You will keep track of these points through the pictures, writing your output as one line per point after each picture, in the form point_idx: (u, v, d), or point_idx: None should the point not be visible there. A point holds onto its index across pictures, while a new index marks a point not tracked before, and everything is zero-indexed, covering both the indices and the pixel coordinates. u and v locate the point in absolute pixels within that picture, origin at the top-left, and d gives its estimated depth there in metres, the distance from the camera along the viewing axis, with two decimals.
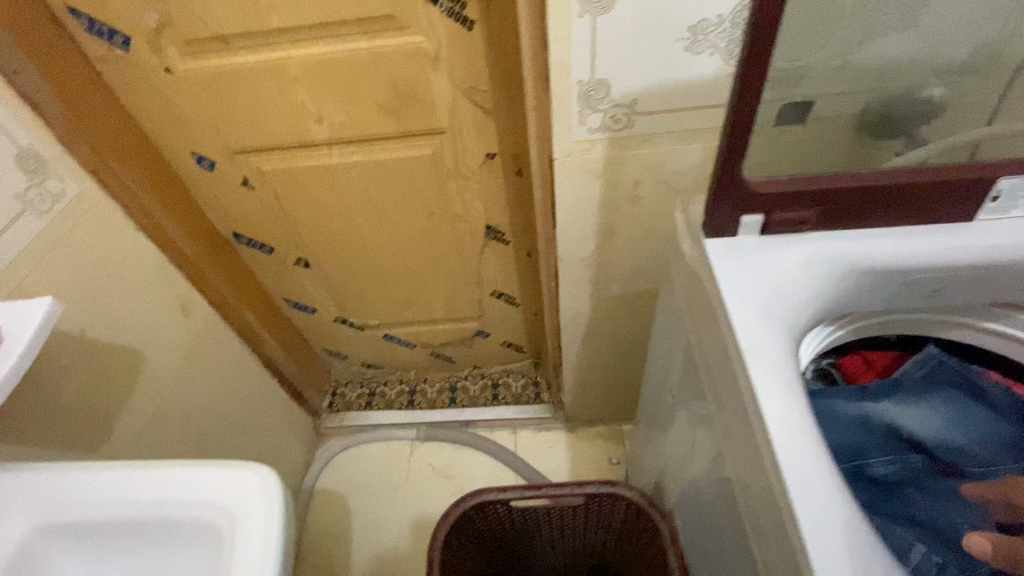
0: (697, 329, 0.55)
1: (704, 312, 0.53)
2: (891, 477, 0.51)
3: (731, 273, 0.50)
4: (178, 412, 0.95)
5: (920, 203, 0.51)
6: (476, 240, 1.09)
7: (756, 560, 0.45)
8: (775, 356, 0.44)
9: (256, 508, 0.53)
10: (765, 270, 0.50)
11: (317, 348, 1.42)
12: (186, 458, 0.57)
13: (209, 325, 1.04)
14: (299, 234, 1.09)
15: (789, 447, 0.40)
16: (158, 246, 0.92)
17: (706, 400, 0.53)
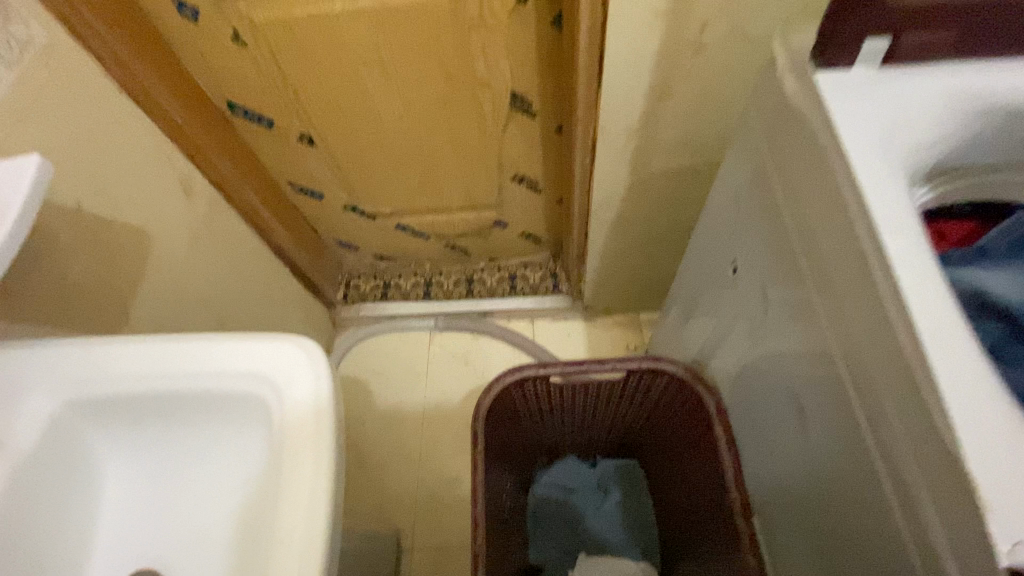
0: (790, 183, 0.49)
1: (804, 161, 0.47)
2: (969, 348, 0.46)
3: (851, 111, 0.44)
4: (195, 297, 0.91)
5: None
6: (500, 111, 0.98)
7: (857, 422, 0.43)
8: (900, 199, 0.39)
9: (303, 380, 0.50)
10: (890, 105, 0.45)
11: (327, 239, 1.35)
12: (221, 333, 0.54)
13: (213, 206, 0.96)
14: (301, 105, 0.97)
15: (921, 295, 0.36)
16: (145, 112, 0.81)
17: (799, 262, 0.49)
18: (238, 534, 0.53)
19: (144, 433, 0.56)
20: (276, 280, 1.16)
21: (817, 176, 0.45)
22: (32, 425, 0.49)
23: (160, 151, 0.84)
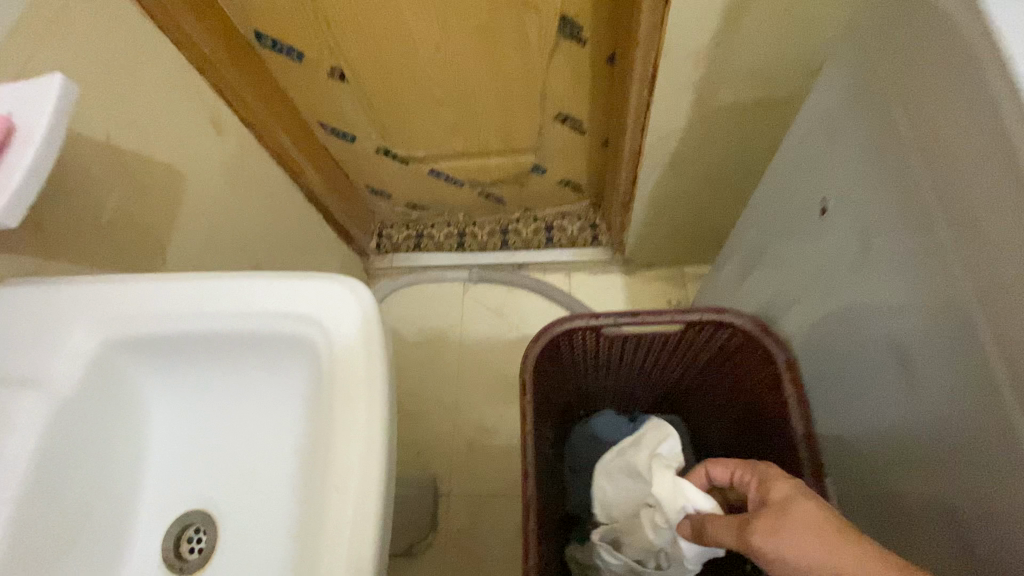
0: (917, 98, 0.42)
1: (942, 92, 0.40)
2: None
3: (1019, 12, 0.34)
4: (231, 238, 0.89)
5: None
6: (547, 41, 0.90)
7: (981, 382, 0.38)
8: None
9: (354, 321, 0.46)
10: None
11: (358, 186, 1.31)
12: (264, 267, 0.49)
13: (245, 147, 0.93)
14: (335, 38, 0.90)
15: None
16: (170, 41, 0.76)
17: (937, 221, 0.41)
18: (292, 474, 0.51)
19: (213, 389, 0.55)
20: (309, 226, 1.13)
21: (964, 92, 0.38)
22: (73, 361, 0.47)
23: (186, 82, 0.79)
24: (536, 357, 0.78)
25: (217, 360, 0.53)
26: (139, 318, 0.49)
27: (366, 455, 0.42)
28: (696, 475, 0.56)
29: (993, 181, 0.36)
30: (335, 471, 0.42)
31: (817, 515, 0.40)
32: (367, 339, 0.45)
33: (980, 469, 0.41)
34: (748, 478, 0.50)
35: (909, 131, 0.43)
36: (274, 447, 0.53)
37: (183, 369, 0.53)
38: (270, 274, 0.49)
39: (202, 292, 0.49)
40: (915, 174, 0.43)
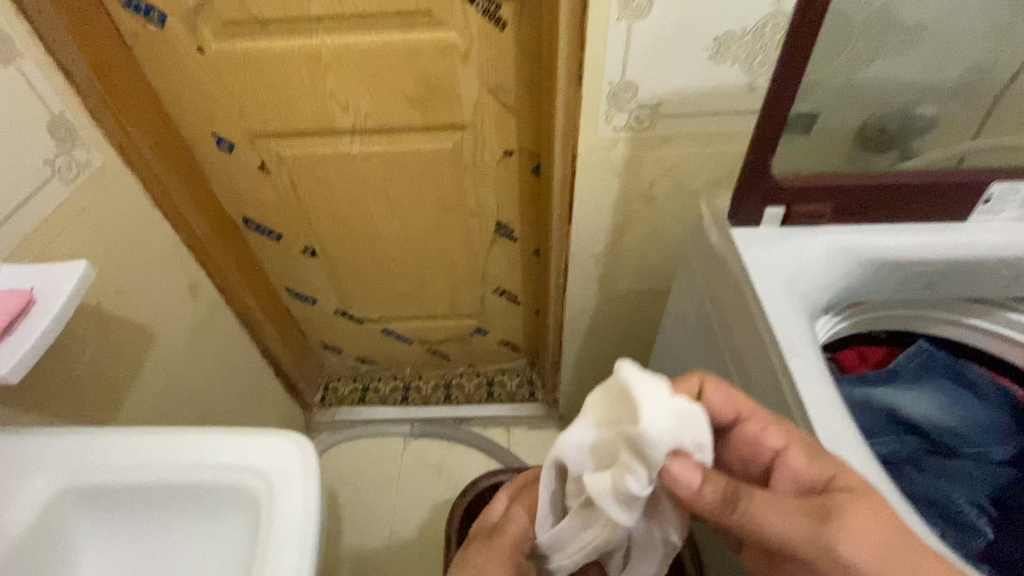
0: (718, 305, 0.60)
1: (731, 301, 0.57)
2: (891, 455, 0.61)
3: (758, 260, 0.53)
4: (181, 390, 0.96)
5: (945, 204, 0.56)
6: (486, 234, 1.12)
7: None
8: (803, 345, 0.48)
9: (293, 472, 0.53)
10: (794, 256, 0.54)
11: (313, 342, 1.41)
12: (219, 423, 0.57)
13: (214, 309, 1.05)
14: (311, 224, 1.09)
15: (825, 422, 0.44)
16: (171, 225, 0.92)
17: None
18: None
19: (149, 537, 0.59)
20: (257, 378, 1.20)
21: (737, 309, 0.55)
22: (27, 508, 0.53)
23: (176, 255, 0.93)
24: (462, 512, 0.83)
25: (163, 506, 0.57)
26: (97, 469, 0.55)
27: None
28: (691, 385, 0.45)
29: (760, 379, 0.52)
30: None
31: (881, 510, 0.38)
32: (302, 490, 0.52)
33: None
34: (776, 445, 0.43)
35: (717, 332, 0.60)
36: None
37: (127, 514, 0.58)
38: (224, 428, 0.56)
39: (157, 445, 0.56)
40: (725, 364, 0.59)
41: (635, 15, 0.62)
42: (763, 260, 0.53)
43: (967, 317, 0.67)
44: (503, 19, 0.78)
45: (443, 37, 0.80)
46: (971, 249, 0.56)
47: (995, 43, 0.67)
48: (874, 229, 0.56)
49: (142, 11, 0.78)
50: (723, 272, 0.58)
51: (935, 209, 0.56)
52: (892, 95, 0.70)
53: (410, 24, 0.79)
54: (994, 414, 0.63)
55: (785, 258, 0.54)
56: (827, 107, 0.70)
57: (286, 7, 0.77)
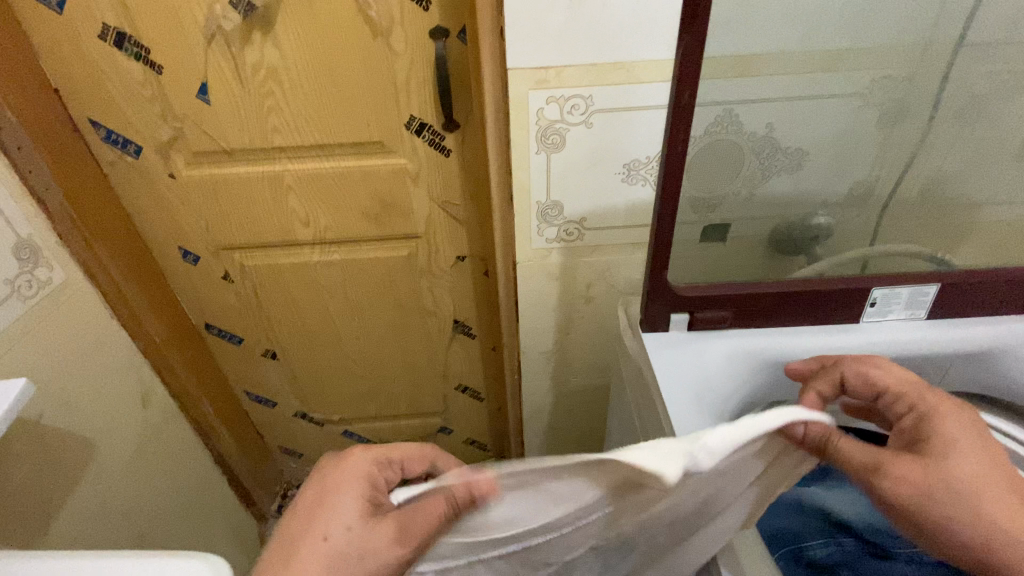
0: (642, 409, 0.63)
1: (648, 404, 0.60)
2: (830, 558, 0.59)
3: (665, 365, 0.58)
4: (121, 506, 0.91)
5: (835, 309, 0.61)
6: (444, 334, 1.15)
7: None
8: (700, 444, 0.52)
9: None
10: (699, 360, 0.58)
11: (271, 446, 1.38)
12: (130, 547, 0.55)
13: (166, 416, 1.03)
14: (271, 328, 1.12)
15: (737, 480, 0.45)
16: (129, 333, 0.94)
17: None
18: None
19: None
20: (205, 490, 1.15)
21: (650, 412, 0.59)
22: None
23: (131, 365, 0.94)
24: None
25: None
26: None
27: None
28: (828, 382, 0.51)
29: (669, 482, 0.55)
30: None
31: (986, 476, 0.40)
32: None
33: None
34: (911, 413, 0.45)
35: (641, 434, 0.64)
36: None
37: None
38: (165, 551, 0.54)
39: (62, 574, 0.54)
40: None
41: (551, 147, 0.72)
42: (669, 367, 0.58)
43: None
44: (448, 147, 0.87)
45: (395, 162, 0.89)
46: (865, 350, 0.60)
47: (873, 162, 0.77)
48: (774, 333, 0.61)
49: (120, 144, 0.87)
50: (638, 376, 0.63)
51: (829, 313, 0.61)
52: (792, 207, 0.79)
53: (365, 152, 0.88)
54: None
55: (690, 364, 0.58)
56: (735, 218, 0.78)
57: (252, 140, 0.86)
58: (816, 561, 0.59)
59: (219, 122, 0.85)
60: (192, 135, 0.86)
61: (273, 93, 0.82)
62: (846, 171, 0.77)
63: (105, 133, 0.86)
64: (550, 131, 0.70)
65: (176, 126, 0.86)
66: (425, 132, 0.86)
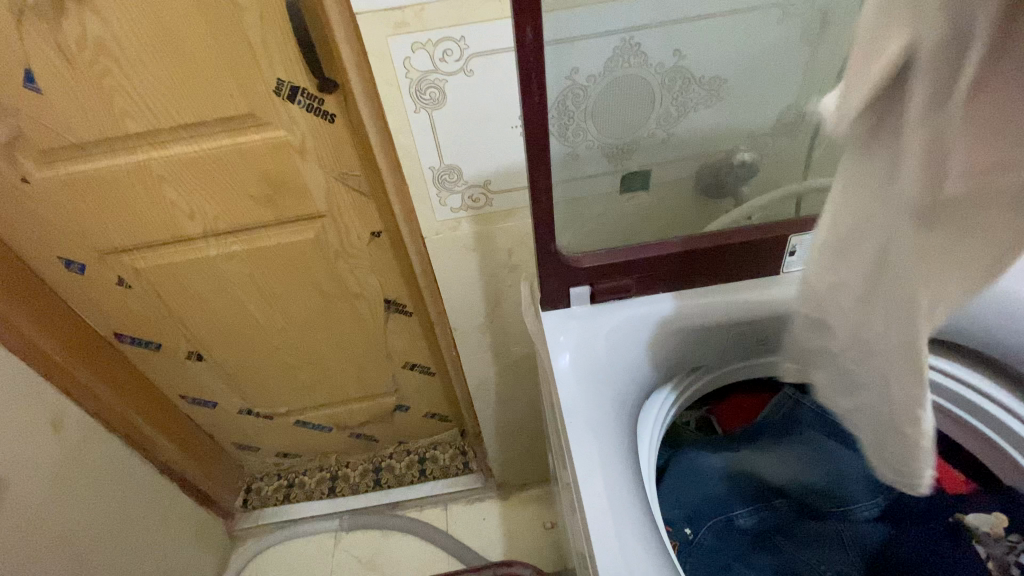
0: (549, 392, 0.58)
1: (550, 384, 0.56)
2: (756, 526, 0.59)
3: (563, 345, 0.54)
4: (57, 537, 0.85)
5: (750, 263, 0.55)
6: (377, 315, 1.08)
7: None
8: (599, 422, 0.50)
9: None
10: (600, 336, 0.54)
11: (225, 444, 1.34)
12: None
13: (89, 436, 0.95)
14: (188, 328, 1.04)
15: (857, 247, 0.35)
16: (21, 357, 0.85)
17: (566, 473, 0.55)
18: None
19: None
20: (158, 502, 1.10)
21: (553, 394, 0.55)
22: None
23: (31, 389, 0.86)
24: None
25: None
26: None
27: None
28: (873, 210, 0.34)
29: (566, 463, 0.52)
30: None
31: None
32: None
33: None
34: None
35: (551, 420, 0.60)
36: None
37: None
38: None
39: None
40: (558, 449, 0.59)
41: (431, 104, 0.62)
42: (570, 347, 0.53)
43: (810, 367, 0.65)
44: (331, 111, 0.76)
45: (275, 135, 0.78)
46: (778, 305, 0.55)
47: (800, 83, 0.68)
48: (682, 295, 0.56)
49: None
50: (541, 356, 0.59)
51: (748, 267, 0.55)
52: (713, 144, 0.71)
53: (238, 126, 0.77)
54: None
55: (586, 341, 0.54)
56: (654, 163, 0.70)
57: (104, 128, 0.75)
58: (743, 529, 0.59)
59: (59, 111, 0.73)
60: (32, 130, 0.74)
61: (109, 71, 0.70)
62: (771, 98, 0.69)
63: None
64: (424, 85, 0.60)
65: (10, 122, 0.73)
66: (300, 97, 0.74)
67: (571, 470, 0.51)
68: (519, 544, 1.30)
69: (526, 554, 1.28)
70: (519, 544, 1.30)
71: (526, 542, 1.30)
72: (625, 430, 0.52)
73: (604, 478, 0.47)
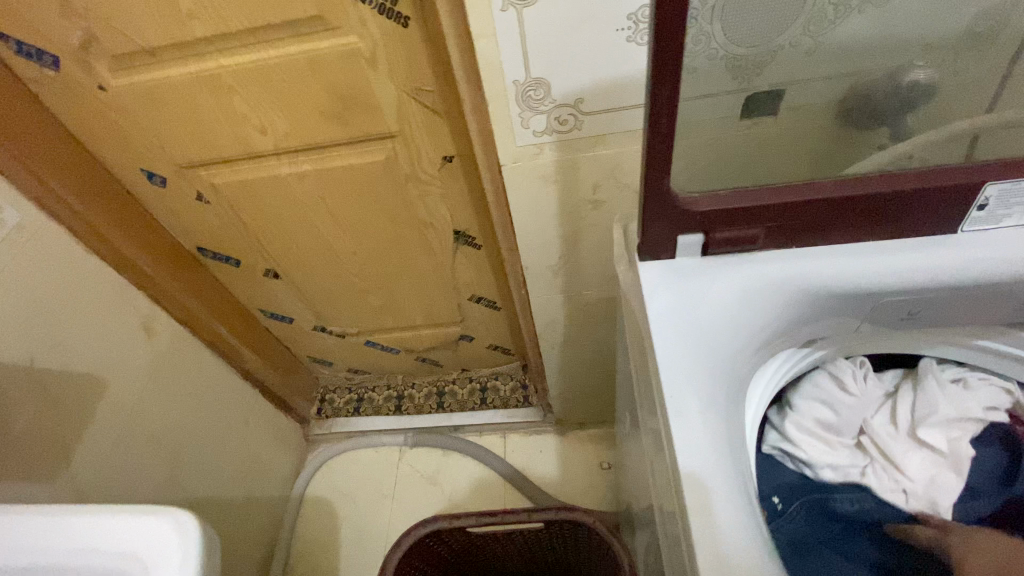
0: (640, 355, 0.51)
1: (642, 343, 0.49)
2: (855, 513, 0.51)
3: (666, 303, 0.45)
4: (149, 432, 0.94)
5: (918, 217, 0.44)
6: (446, 245, 1.04)
7: None
8: (708, 399, 0.42)
9: (171, 560, 0.51)
10: (712, 297, 0.45)
11: (301, 356, 1.41)
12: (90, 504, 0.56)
13: (178, 343, 1.02)
14: (263, 246, 1.05)
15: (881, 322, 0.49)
16: (113, 267, 0.89)
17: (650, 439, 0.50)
18: None
19: None
20: (242, 405, 1.20)
21: (651, 357, 0.48)
22: None
23: (124, 297, 0.91)
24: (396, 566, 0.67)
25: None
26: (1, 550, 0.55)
27: None
28: (862, 409, 0.54)
29: (663, 438, 0.45)
30: None
31: None
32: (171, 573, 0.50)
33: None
34: None
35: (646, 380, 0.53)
36: None
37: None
38: (131, 505, 0.55)
39: (35, 537, 0.55)
40: (649, 414, 0.52)
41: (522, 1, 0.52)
42: (672, 308, 0.45)
43: (916, 374, 0.55)
44: (404, 14, 0.67)
45: (344, 42, 0.71)
46: (952, 271, 0.44)
47: None
48: (822, 252, 0.46)
49: (32, 55, 0.74)
50: (641, 309, 0.50)
51: (916, 220, 0.45)
52: (873, 57, 0.56)
53: (306, 32, 0.70)
54: (987, 454, 0.53)
55: (694, 300, 0.45)
56: (790, 83, 0.57)
57: (171, 32, 0.70)
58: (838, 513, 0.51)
59: (128, 13, 0.69)
60: (103, 34, 0.71)
61: None
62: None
63: (14, 44, 0.73)
64: None
65: (83, 25, 0.71)
66: None
67: (663, 448, 0.44)
68: (573, 480, 1.31)
69: (579, 490, 1.29)
70: (574, 480, 1.31)
71: (580, 480, 1.31)
72: (735, 405, 0.43)
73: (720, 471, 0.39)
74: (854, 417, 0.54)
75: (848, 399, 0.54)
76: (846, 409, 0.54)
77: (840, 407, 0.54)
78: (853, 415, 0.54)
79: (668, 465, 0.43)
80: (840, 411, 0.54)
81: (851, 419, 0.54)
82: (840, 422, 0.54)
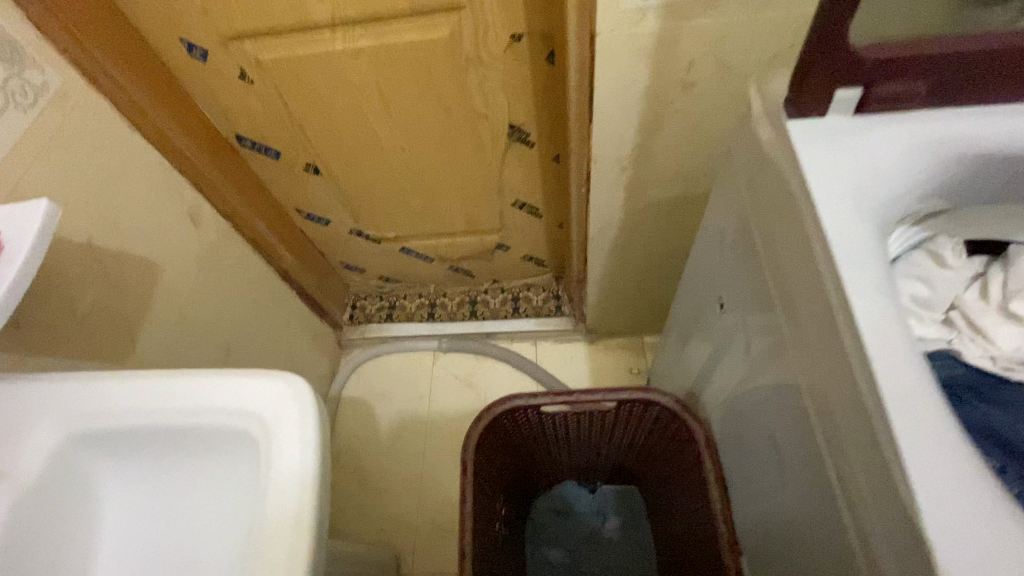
0: (767, 227, 0.50)
1: (778, 210, 0.48)
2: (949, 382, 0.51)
3: (819, 159, 0.45)
4: (203, 323, 0.93)
5: None
6: (499, 141, 1.00)
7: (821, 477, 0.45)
8: (866, 259, 0.40)
9: (288, 415, 0.52)
10: (864, 153, 0.45)
11: (333, 262, 1.40)
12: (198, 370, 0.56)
13: (222, 236, 0.99)
14: (306, 137, 1.00)
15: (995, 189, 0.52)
16: (157, 148, 0.84)
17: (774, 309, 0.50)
18: (229, 545, 0.57)
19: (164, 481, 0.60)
20: (283, 305, 1.19)
21: (789, 228, 0.46)
22: (35, 457, 0.53)
23: (169, 183, 0.87)
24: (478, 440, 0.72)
25: (172, 449, 0.58)
26: (107, 415, 0.55)
27: (278, 548, 0.46)
28: (949, 285, 0.54)
29: (811, 306, 0.44)
30: (263, 562, 0.46)
31: None
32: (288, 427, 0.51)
33: (829, 542, 0.45)
34: None
35: (762, 261, 0.52)
36: (224, 545, 0.57)
37: (142, 453, 0.58)
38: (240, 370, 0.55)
39: (139, 401, 0.55)
40: (767, 293, 0.52)
41: None
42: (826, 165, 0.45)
43: (1012, 248, 0.55)
44: None
45: None
46: None
47: None
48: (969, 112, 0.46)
49: None
50: (776, 181, 0.48)
51: None
52: None
53: None
54: None
55: (847, 157, 0.45)
56: None
57: None
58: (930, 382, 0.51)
59: None
60: None
61: None
62: None
63: None
64: None
65: None
66: None
67: (807, 308, 0.44)
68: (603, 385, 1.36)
69: None
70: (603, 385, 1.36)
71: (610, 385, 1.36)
72: None
73: (893, 318, 0.38)
74: (942, 292, 0.54)
75: (937, 274, 0.54)
76: (934, 283, 0.54)
77: (929, 281, 0.54)
78: (940, 289, 0.54)
79: (825, 322, 0.42)
80: (927, 286, 0.54)
81: (939, 294, 0.54)
82: (928, 297, 0.54)
